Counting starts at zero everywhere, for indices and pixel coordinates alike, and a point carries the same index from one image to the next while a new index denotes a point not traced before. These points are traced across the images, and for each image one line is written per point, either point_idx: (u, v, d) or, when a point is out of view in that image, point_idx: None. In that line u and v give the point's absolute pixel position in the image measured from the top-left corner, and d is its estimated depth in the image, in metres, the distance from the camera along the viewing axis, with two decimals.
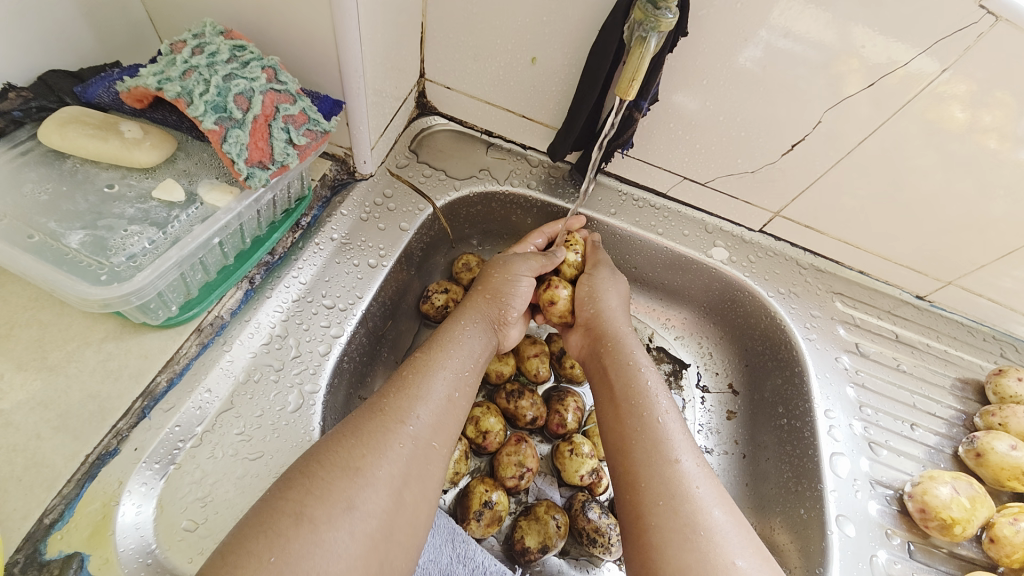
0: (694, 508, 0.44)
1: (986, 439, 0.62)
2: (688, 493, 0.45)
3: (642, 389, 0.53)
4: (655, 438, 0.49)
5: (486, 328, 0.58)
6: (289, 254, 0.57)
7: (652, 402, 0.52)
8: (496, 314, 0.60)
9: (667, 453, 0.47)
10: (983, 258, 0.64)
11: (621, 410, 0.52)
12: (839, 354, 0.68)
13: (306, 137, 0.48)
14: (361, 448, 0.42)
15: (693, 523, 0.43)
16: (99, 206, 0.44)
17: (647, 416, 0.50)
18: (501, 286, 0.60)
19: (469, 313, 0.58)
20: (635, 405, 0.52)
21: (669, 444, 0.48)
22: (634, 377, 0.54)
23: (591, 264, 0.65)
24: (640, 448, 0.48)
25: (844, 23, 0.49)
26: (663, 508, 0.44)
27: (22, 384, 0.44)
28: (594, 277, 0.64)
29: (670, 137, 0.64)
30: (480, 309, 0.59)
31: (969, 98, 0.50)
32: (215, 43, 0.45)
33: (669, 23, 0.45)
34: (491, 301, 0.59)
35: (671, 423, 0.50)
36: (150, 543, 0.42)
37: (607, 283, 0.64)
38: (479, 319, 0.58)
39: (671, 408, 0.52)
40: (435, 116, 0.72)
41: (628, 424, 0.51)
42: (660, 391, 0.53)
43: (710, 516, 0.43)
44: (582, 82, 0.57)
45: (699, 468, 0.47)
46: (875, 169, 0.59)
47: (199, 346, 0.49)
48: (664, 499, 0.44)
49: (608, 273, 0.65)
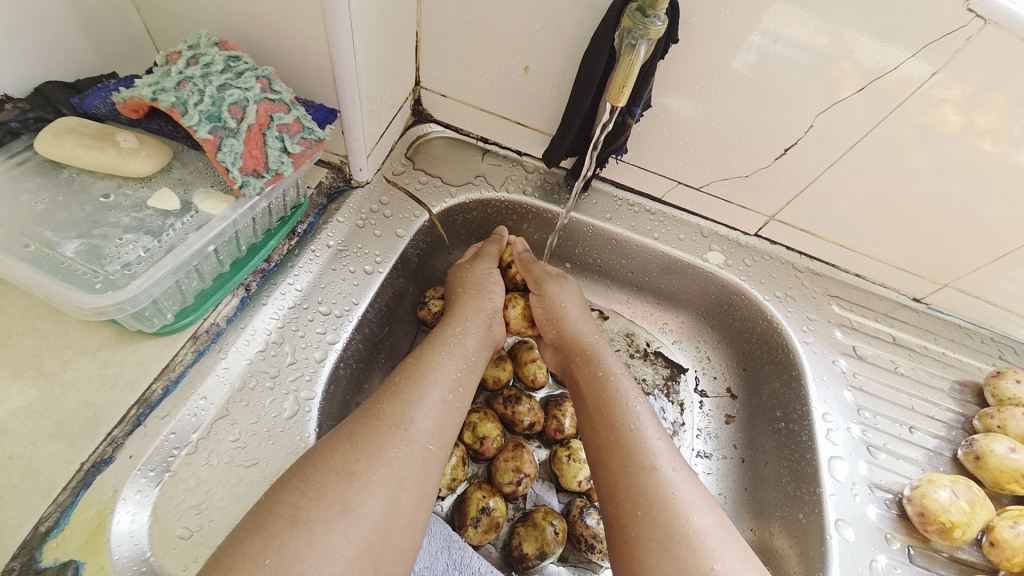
0: (672, 515, 0.43)
1: (985, 441, 0.61)
2: (666, 501, 0.44)
3: (615, 397, 0.53)
4: (630, 445, 0.49)
5: (481, 324, 0.59)
6: (285, 261, 0.57)
7: (625, 410, 0.52)
8: (489, 306, 0.61)
9: (642, 461, 0.47)
10: (980, 260, 0.64)
11: (596, 421, 0.53)
12: (836, 357, 0.68)
13: (300, 145, 0.48)
14: (356, 452, 0.42)
15: (672, 531, 0.43)
16: (95, 215, 0.44)
17: (620, 424, 0.51)
18: (481, 278, 0.63)
19: (461, 312, 0.59)
20: (607, 415, 0.52)
21: (645, 452, 0.48)
22: (605, 386, 0.55)
23: (535, 284, 0.66)
24: (617, 455, 0.49)
25: (836, 27, 0.49)
26: (642, 517, 0.44)
27: (19, 392, 0.44)
28: (544, 294, 0.65)
29: (664, 142, 0.64)
30: (472, 308, 0.60)
31: (963, 100, 0.50)
32: (209, 54, 0.46)
33: (658, 31, 0.45)
34: (477, 294, 0.61)
35: (645, 429, 0.50)
36: (145, 550, 0.42)
37: (560, 297, 0.64)
38: (472, 315, 0.59)
39: (647, 414, 0.52)
40: (431, 124, 0.72)
41: (603, 434, 0.51)
42: (634, 397, 0.53)
43: (690, 522, 0.43)
44: (575, 89, 0.58)
45: (676, 473, 0.47)
46: (868, 172, 0.59)
47: (195, 352, 0.49)
48: (642, 508, 0.44)
49: (557, 285, 0.65)
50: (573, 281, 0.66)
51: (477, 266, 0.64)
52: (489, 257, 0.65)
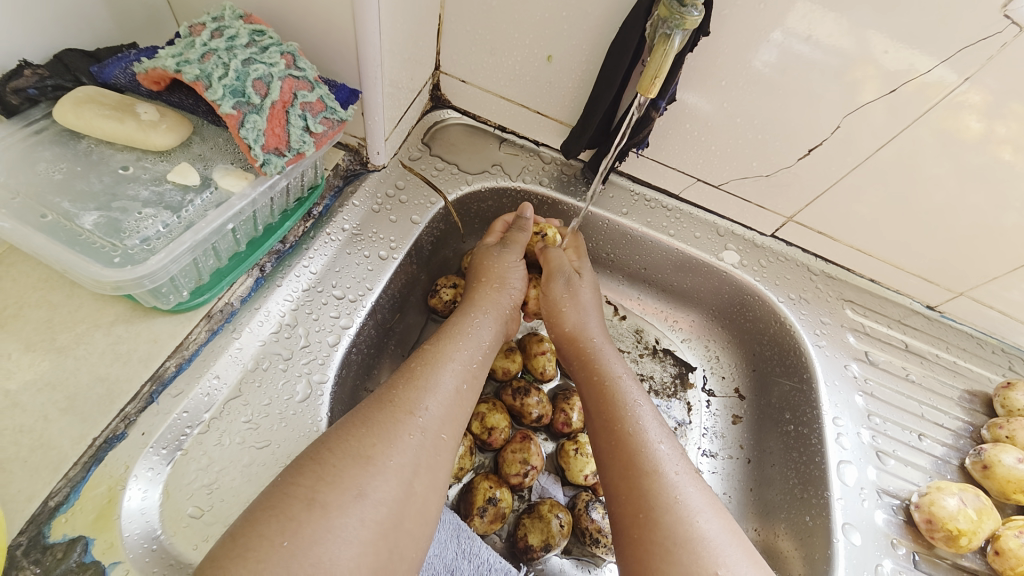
0: (675, 519, 0.43)
1: (993, 451, 0.61)
2: (668, 504, 0.44)
3: (617, 401, 0.53)
4: (632, 449, 0.48)
5: (497, 319, 0.58)
6: (300, 243, 0.56)
7: (627, 413, 0.51)
8: (508, 303, 0.61)
9: (644, 465, 0.47)
10: (996, 270, 0.63)
11: (597, 424, 0.52)
12: (849, 362, 0.67)
13: (322, 125, 0.47)
14: (372, 437, 0.41)
15: (675, 535, 0.42)
16: (114, 187, 0.44)
17: (621, 428, 0.50)
18: (504, 273, 0.62)
19: (480, 303, 0.58)
20: (607, 419, 0.52)
21: (647, 455, 0.47)
22: (606, 389, 0.54)
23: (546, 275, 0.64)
24: (619, 459, 0.48)
25: (860, 29, 0.48)
26: (644, 520, 0.44)
27: (30, 364, 0.44)
28: (550, 293, 0.63)
29: (685, 138, 0.63)
30: (490, 299, 0.59)
31: (986, 108, 0.49)
32: (234, 27, 0.45)
33: (694, 21, 0.44)
34: (499, 291, 0.60)
35: (647, 432, 0.50)
36: (156, 529, 0.42)
37: (564, 299, 0.63)
38: (490, 309, 0.58)
39: (649, 416, 0.52)
40: (449, 110, 0.71)
41: (604, 438, 0.51)
42: (636, 400, 0.53)
43: (693, 526, 0.43)
44: (600, 79, 0.57)
45: (680, 476, 0.46)
46: (889, 177, 0.58)
47: (208, 332, 0.49)
48: (645, 511, 0.44)
49: (565, 284, 0.63)
50: (585, 285, 0.64)
51: (505, 257, 0.62)
52: (518, 247, 0.63)
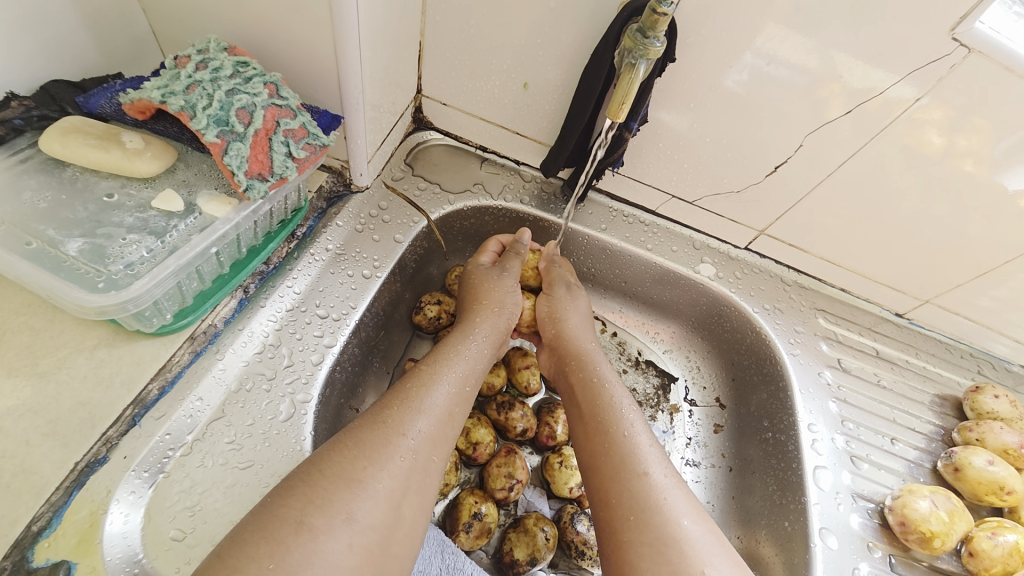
0: (663, 520, 0.44)
1: (964, 454, 0.63)
2: (657, 506, 0.45)
3: (610, 405, 0.54)
4: (624, 451, 0.50)
5: (493, 345, 0.60)
6: (284, 264, 0.57)
7: (619, 416, 0.53)
8: (505, 326, 0.62)
9: (635, 467, 0.48)
10: (960, 277, 0.66)
11: (589, 427, 0.53)
12: (822, 369, 0.70)
13: (305, 150, 0.49)
14: (362, 458, 0.42)
15: (663, 536, 0.43)
16: (99, 214, 0.44)
17: (614, 430, 0.51)
18: (503, 297, 0.63)
19: (480, 324, 0.60)
20: (601, 421, 0.53)
21: (637, 458, 0.49)
22: (601, 393, 0.55)
23: (548, 283, 0.68)
24: (610, 461, 0.49)
25: (824, 49, 0.51)
26: (634, 523, 0.45)
27: (13, 390, 0.44)
28: (551, 296, 0.66)
29: (659, 156, 0.66)
30: (490, 321, 0.61)
31: (946, 123, 0.52)
32: (218, 58, 0.46)
33: (657, 52, 0.47)
34: (498, 313, 0.62)
35: (638, 436, 0.51)
36: (137, 552, 0.41)
37: (566, 302, 0.66)
38: (490, 332, 0.60)
39: (638, 421, 0.53)
40: (431, 131, 0.73)
41: (597, 440, 0.52)
42: (627, 405, 0.54)
43: (680, 527, 0.44)
44: (574, 103, 0.59)
45: (667, 479, 0.48)
46: (853, 191, 0.61)
47: (191, 354, 0.49)
48: (635, 513, 0.45)
49: (566, 289, 0.67)
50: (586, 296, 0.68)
51: (502, 281, 0.64)
52: (515, 272, 0.65)
